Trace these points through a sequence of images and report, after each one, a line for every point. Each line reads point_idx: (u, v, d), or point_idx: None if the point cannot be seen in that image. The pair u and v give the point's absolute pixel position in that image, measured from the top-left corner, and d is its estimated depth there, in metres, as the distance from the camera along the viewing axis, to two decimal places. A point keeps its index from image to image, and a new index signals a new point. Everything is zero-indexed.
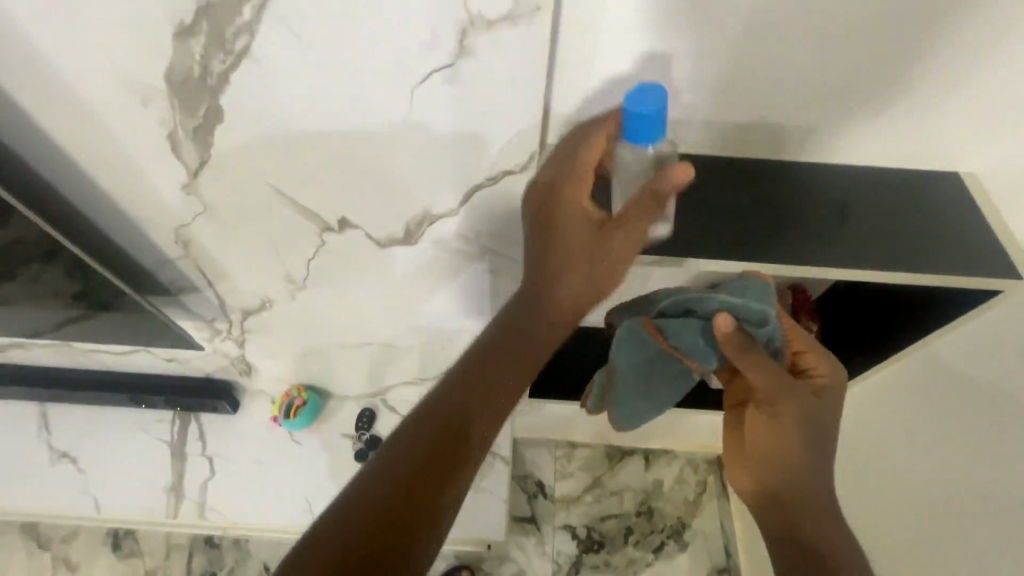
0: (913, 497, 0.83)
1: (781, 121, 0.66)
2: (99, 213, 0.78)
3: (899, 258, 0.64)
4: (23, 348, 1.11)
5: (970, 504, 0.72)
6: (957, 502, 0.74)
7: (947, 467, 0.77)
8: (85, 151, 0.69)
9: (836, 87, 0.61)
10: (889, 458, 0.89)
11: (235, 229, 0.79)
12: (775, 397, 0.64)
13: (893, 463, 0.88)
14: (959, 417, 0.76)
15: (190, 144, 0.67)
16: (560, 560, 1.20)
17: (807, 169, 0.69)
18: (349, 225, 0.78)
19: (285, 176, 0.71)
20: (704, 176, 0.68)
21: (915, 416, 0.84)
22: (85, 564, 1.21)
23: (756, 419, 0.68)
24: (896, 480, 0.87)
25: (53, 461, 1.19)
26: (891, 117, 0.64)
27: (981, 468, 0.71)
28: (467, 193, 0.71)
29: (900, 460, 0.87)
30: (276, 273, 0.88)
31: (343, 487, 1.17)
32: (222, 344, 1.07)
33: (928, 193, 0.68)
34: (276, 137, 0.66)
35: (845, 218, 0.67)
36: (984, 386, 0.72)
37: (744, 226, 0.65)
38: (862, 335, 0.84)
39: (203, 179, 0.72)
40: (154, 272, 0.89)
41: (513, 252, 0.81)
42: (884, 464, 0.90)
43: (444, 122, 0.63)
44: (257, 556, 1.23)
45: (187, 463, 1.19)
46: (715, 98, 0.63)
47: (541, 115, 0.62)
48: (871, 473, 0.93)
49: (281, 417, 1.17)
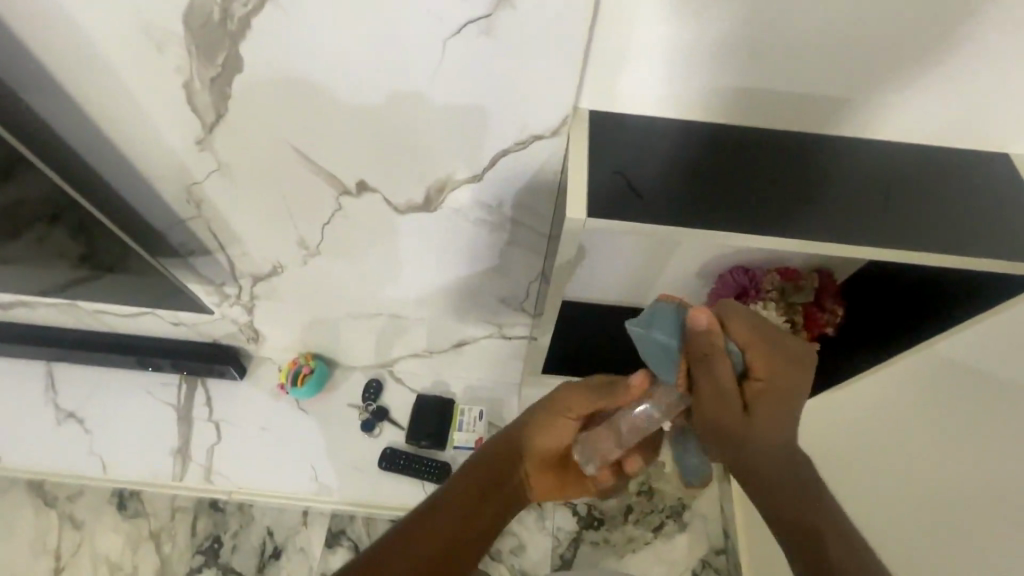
0: (910, 503, 0.83)
1: (828, 93, 0.62)
2: (108, 169, 0.76)
3: (940, 240, 0.62)
4: (29, 307, 1.10)
5: (976, 507, 0.73)
6: (962, 509, 0.75)
7: (954, 474, 0.77)
8: (98, 102, 0.66)
9: (888, 56, 0.58)
10: (890, 460, 0.89)
11: (249, 189, 0.77)
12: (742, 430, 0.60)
13: (893, 465, 0.88)
14: (975, 424, 0.75)
15: (206, 96, 0.64)
16: (559, 535, 1.21)
17: (848, 145, 0.67)
18: (368, 189, 0.75)
19: (305, 134, 0.68)
20: (740, 147, 0.65)
21: (922, 420, 0.84)
22: (90, 524, 1.22)
23: (763, 438, 0.61)
24: (893, 484, 0.87)
25: (59, 421, 1.19)
26: (944, 90, 0.60)
27: (992, 477, 0.71)
28: (493, 159, 0.69)
29: (900, 464, 0.87)
30: (289, 237, 0.86)
31: (348, 456, 1.16)
32: (231, 310, 1.06)
33: (970, 174, 0.66)
34: (298, 90, 0.63)
35: (882, 198, 0.64)
36: (1005, 389, 0.71)
37: (783, 200, 0.63)
38: (887, 320, 0.83)
39: (218, 136, 0.70)
40: (164, 233, 0.87)
41: (536, 224, 0.79)
42: (880, 465, 0.90)
43: (474, 78, 0.60)
44: (259, 521, 1.21)
45: (194, 426, 1.19)
46: (762, 66, 0.60)
47: (577, 74, 0.60)
48: (867, 473, 0.93)
49: (288, 385, 1.16)
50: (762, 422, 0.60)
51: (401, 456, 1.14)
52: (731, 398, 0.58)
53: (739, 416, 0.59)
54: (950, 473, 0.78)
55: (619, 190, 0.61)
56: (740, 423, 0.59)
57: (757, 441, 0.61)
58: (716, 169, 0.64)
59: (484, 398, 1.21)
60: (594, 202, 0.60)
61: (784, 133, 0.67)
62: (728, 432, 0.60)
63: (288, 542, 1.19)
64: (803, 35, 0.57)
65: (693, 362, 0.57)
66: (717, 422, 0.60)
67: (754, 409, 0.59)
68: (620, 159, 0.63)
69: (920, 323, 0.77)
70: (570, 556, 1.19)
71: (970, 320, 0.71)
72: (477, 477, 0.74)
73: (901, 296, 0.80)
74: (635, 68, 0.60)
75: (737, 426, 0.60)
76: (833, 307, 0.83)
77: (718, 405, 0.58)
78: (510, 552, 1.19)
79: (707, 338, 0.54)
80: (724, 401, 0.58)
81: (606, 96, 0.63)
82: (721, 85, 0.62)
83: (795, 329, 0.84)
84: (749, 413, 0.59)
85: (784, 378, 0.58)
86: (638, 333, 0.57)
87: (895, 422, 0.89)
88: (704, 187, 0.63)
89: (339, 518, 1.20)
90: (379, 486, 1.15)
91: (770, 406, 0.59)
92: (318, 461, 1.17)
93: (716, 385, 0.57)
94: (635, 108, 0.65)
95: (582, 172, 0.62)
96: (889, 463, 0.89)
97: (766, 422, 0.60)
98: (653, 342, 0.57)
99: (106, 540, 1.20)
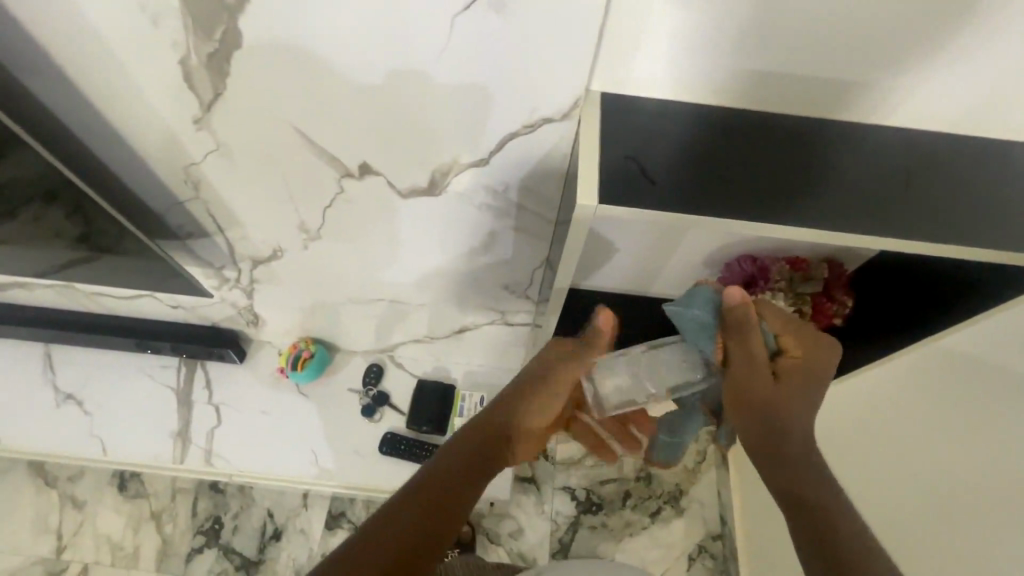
0: (909, 497, 0.84)
1: (847, 77, 0.60)
2: (103, 148, 0.74)
3: (955, 232, 0.60)
4: (26, 288, 1.09)
5: (972, 502, 0.73)
6: (958, 504, 0.76)
7: (954, 470, 0.77)
8: (91, 79, 0.64)
9: (911, 39, 0.56)
10: (893, 454, 0.89)
11: (249, 171, 0.75)
12: (768, 398, 0.62)
13: (896, 457, 0.88)
14: (975, 420, 0.75)
15: (203, 74, 0.62)
16: (558, 520, 1.22)
17: (865, 131, 0.65)
18: (370, 172, 0.74)
19: (306, 113, 0.66)
20: (755, 133, 0.64)
21: (925, 414, 0.84)
22: (91, 504, 1.22)
23: (784, 408, 0.62)
24: (895, 478, 0.88)
25: (59, 402, 1.19)
26: (968, 74, 0.58)
27: (989, 472, 0.72)
28: (500, 143, 0.68)
29: (902, 459, 0.87)
30: (289, 221, 0.84)
31: (348, 440, 1.16)
32: (230, 293, 1.05)
33: (988, 164, 0.64)
34: (299, 68, 0.61)
35: (899, 187, 0.62)
36: (1005, 385, 0.71)
37: (797, 188, 0.61)
38: (895, 311, 0.82)
39: (215, 115, 0.68)
40: (161, 215, 0.86)
41: (542, 210, 0.77)
42: (884, 459, 0.90)
43: (482, 57, 0.58)
44: (259, 503, 1.21)
45: (194, 410, 1.18)
46: (780, 48, 0.58)
47: (590, 54, 0.57)
48: (870, 465, 0.93)
49: (288, 369, 1.15)
50: (790, 394, 0.62)
51: (402, 441, 1.14)
52: (761, 363, 0.62)
53: (764, 384, 0.62)
54: (948, 468, 0.78)
55: (629, 176, 0.60)
56: (767, 390, 0.62)
57: (783, 412, 0.62)
58: (731, 155, 0.62)
59: (485, 383, 1.21)
60: (604, 188, 0.59)
61: (799, 119, 0.65)
62: (757, 397, 0.62)
63: (288, 523, 1.20)
64: (822, 18, 0.55)
65: (727, 334, 0.63)
66: (745, 391, 0.63)
67: (784, 379, 0.63)
68: (631, 144, 0.61)
69: (930, 315, 0.76)
70: (568, 541, 1.20)
71: (981, 314, 0.70)
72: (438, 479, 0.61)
73: (910, 287, 0.80)
74: (649, 49, 0.58)
75: (766, 391, 0.62)
76: (842, 298, 0.82)
77: (748, 372, 0.62)
78: (509, 535, 1.20)
79: (740, 308, 0.61)
80: (755, 368, 0.62)
81: (618, 78, 0.61)
82: (737, 68, 0.60)
83: (802, 319, 0.83)
84: (779, 382, 0.63)
85: (814, 355, 0.62)
86: (677, 310, 0.68)
87: (901, 416, 0.89)
88: (718, 174, 0.61)
89: (339, 501, 1.21)
90: (379, 471, 1.15)
91: (799, 381, 0.62)
92: (318, 445, 1.16)
93: (747, 350, 0.62)
94: (647, 92, 0.63)
95: (592, 158, 0.60)
96: (892, 457, 0.89)
97: (796, 396, 0.62)
98: (692, 318, 0.66)
99: (107, 520, 1.21)
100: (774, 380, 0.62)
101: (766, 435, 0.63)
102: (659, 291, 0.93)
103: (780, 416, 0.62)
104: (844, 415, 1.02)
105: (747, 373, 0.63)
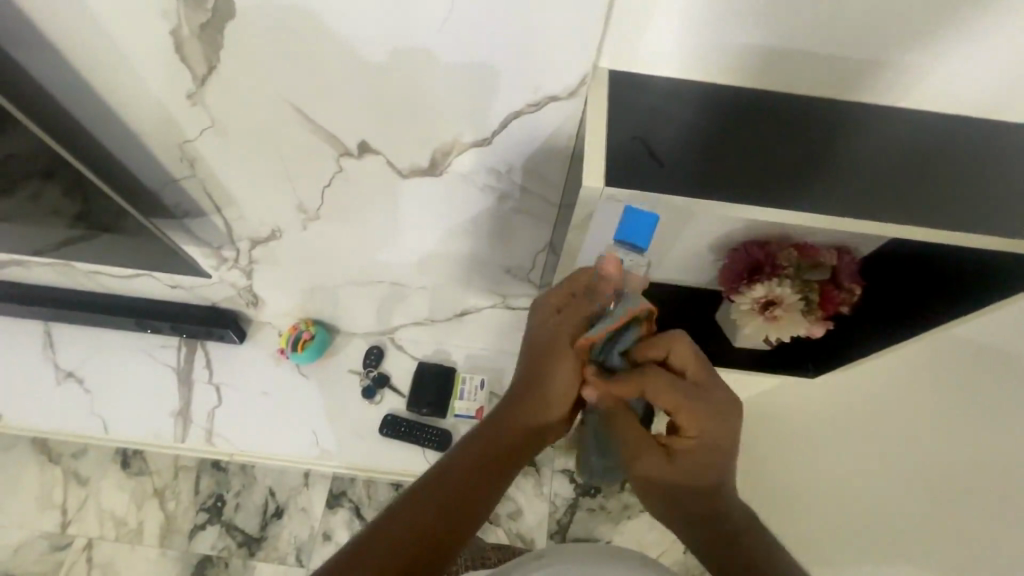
0: (908, 488, 0.84)
1: (863, 55, 0.58)
2: (95, 125, 0.72)
3: (970, 219, 0.58)
4: (25, 267, 1.08)
5: (966, 495, 0.74)
6: (953, 496, 0.76)
7: (951, 461, 0.77)
8: (80, 53, 0.62)
9: (933, 15, 0.54)
10: (894, 444, 0.89)
11: (245, 149, 0.74)
12: (670, 488, 0.64)
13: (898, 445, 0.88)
14: (975, 410, 0.75)
15: (196, 45, 0.60)
16: (556, 502, 1.22)
17: (881, 114, 0.63)
18: (369, 151, 0.72)
19: (304, 89, 0.64)
20: (767, 115, 0.62)
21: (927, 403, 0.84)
22: (95, 481, 1.23)
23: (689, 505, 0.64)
24: (896, 470, 0.88)
25: (60, 381, 1.19)
26: (990, 53, 0.56)
27: (988, 467, 0.71)
28: (504, 121, 0.66)
29: (902, 450, 0.87)
30: (288, 201, 0.83)
31: (349, 421, 1.17)
32: (229, 273, 1.04)
33: (1004, 148, 0.62)
34: (292, 39, 0.59)
35: (915, 172, 0.61)
36: (1005, 379, 0.70)
37: (807, 173, 0.60)
38: (905, 299, 0.81)
39: (210, 90, 0.66)
40: (157, 194, 0.84)
41: (547, 191, 0.76)
42: (885, 448, 0.91)
43: (487, 29, 0.56)
44: (261, 482, 1.22)
45: (194, 389, 1.18)
46: (796, 20, 0.55)
47: (597, 28, 0.55)
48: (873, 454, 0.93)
49: (288, 350, 1.14)
50: (689, 474, 0.63)
51: (402, 423, 1.15)
52: (649, 437, 0.66)
53: (651, 462, 0.65)
54: (945, 458, 0.79)
55: (637, 158, 0.58)
56: (664, 471, 0.64)
57: (689, 495, 0.64)
58: (741, 137, 0.60)
59: (485, 366, 1.20)
60: (612, 169, 0.57)
61: (813, 98, 0.63)
62: (655, 476, 0.65)
63: (289, 502, 1.20)
64: None
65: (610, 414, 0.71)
66: (651, 477, 0.65)
67: (677, 461, 0.63)
68: (639, 125, 0.60)
69: (939, 304, 0.75)
70: (566, 522, 1.21)
71: (992, 304, 0.68)
72: (468, 469, 0.62)
73: (917, 274, 0.79)
74: (659, 21, 0.56)
75: (665, 475, 0.64)
76: (850, 287, 0.81)
77: (640, 450, 0.66)
78: (508, 517, 1.21)
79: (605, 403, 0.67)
80: (642, 446, 0.66)
81: (626, 53, 0.59)
82: (750, 43, 0.57)
83: (810, 306, 0.82)
84: (671, 462, 0.64)
85: (706, 436, 0.61)
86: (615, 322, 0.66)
87: (903, 405, 0.89)
88: (727, 158, 0.59)
89: (340, 480, 1.22)
90: (379, 452, 1.15)
91: (694, 465, 0.63)
92: (318, 426, 1.17)
93: (628, 421, 0.68)
94: (655, 69, 0.61)
95: (599, 138, 0.58)
96: (891, 446, 0.90)
97: (691, 479, 0.63)
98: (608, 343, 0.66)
99: (111, 496, 1.22)
100: (667, 462, 0.64)
101: (669, 503, 0.65)
102: (664, 274, 0.93)
103: (692, 496, 0.64)
104: (847, 403, 1.02)
105: (638, 460, 0.66)
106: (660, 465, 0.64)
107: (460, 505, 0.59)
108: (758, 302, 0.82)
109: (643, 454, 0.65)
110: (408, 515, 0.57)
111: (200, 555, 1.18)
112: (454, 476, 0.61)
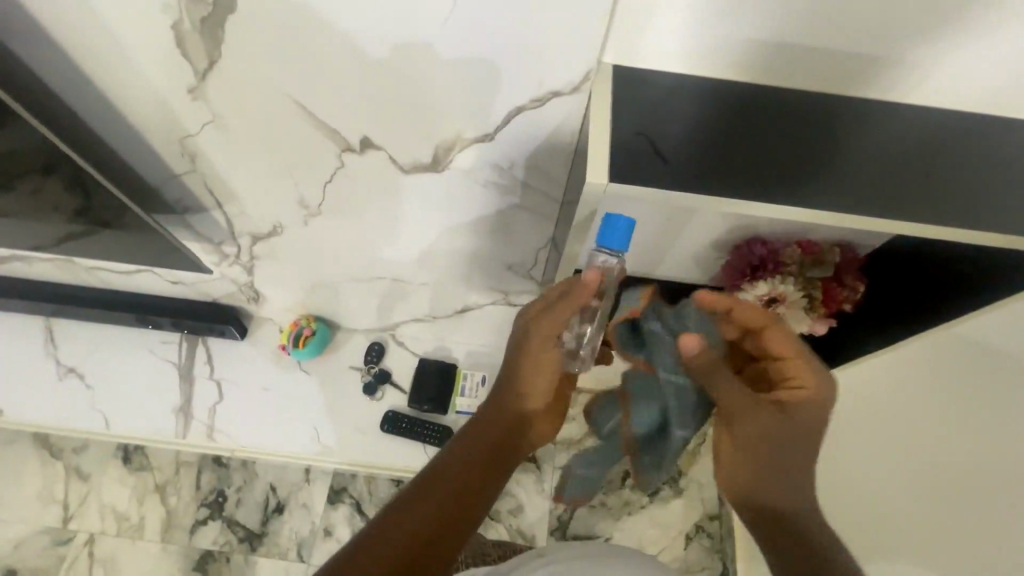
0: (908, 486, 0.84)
1: (869, 50, 0.57)
2: (95, 119, 0.72)
3: (974, 216, 0.58)
4: (26, 262, 1.08)
5: (965, 492, 0.74)
6: (952, 493, 0.76)
7: (951, 459, 0.77)
8: (80, 46, 0.62)
9: (940, 10, 0.53)
10: (896, 442, 0.89)
11: (246, 144, 0.73)
12: (772, 450, 0.63)
13: (898, 442, 0.88)
14: (975, 408, 0.75)
15: (197, 39, 0.60)
16: (557, 498, 1.23)
17: (886, 110, 0.63)
18: (371, 147, 0.71)
19: (306, 84, 0.64)
20: (772, 111, 0.61)
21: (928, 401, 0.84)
22: (96, 476, 1.23)
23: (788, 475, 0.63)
24: (896, 467, 0.88)
25: (61, 376, 1.19)
26: (996, 49, 0.55)
27: (987, 465, 0.71)
28: (507, 116, 0.65)
29: (903, 447, 0.87)
30: (289, 197, 0.82)
31: (350, 417, 1.17)
32: (231, 269, 1.03)
33: (1010, 145, 0.62)
34: (294, 33, 0.58)
35: (920, 169, 0.60)
36: (1005, 377, 0.70)
37: (811, 170, 0.59)
38: (908, 296, 0.81)
39: (211, 84, 0.65)
40: (158, 189, 0.83)
41: (550, 187, 0.75)
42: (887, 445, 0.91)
43: (490, 23, 0.55)
44: (262, 478, 1.22)
45: (195, 385, 1.18)
46: (802, 15, 0.54)
47: (601, 23, 0.55)
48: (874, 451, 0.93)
49: (289, 346, 1.14)
50: (800, 433, 0.63)
51: (403, 419, 1.15)
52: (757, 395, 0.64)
53: (766, 417, 0.63)
54: (945, 456, 0.79)
55: (640, 154, 0.58)
56: (778, 427, 0.63)
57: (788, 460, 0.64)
58: (746, 133, 0.60)
59: (486, 362, 1.20)
60: (615, 166, 0.57)
61: (818, 95, 0.63)
62: (766, 434, 0.63)
63: (290, 498, 1.21)
64: None
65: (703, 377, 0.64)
66: (762, 436, 0.63)
67: (792, 415, 0.63)
68: (642, 120, 0.59)
69: (942, 302, 0.75)
70: (567, 518, 1.21)
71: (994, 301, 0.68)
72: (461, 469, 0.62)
73: (920, 272, 0.79)
74: (664, 16, 0.55)
75: (777, 430, 0.63)
76: (853, 284, 0.81)
77: (750, 407, 0.63)
78: (508, 513, 1.21)
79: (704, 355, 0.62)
80: (754, 404, 0.63)
81: (630, 48, 0.58)
82: (756, 38, 0.57)
83: (812, 305, 0.82)
84: (787, 418, 0.63)
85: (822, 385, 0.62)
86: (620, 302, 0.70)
87: (904, 403, 0.89)
88: (731, 154, 0.59)
89: (341, 476, 1.22)
90: (380, 447, 1.15)
91: (807, 416, 0.63)
92: (319, 422, 1.17)
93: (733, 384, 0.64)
94: (659, 64, 0.60)
95: (602, 133, 0.58)
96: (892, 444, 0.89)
97: (801, 436, 0.63)
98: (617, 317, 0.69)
99: (112, 491, 1.22)
100: (781, 417, 0.63)
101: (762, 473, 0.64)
102: (667, 271, 0.93)
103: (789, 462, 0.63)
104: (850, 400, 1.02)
105: (749, 419, 0.64)
106: (774, 420, 0.63)
107: (457, 507, 0.59)
108: (760, 301, 0.81)
109: (755, 412, 0.63)
110: (407, 517, 0.56)
111: (201, 550, 1.18)
112: (449, 479, 0.61)
